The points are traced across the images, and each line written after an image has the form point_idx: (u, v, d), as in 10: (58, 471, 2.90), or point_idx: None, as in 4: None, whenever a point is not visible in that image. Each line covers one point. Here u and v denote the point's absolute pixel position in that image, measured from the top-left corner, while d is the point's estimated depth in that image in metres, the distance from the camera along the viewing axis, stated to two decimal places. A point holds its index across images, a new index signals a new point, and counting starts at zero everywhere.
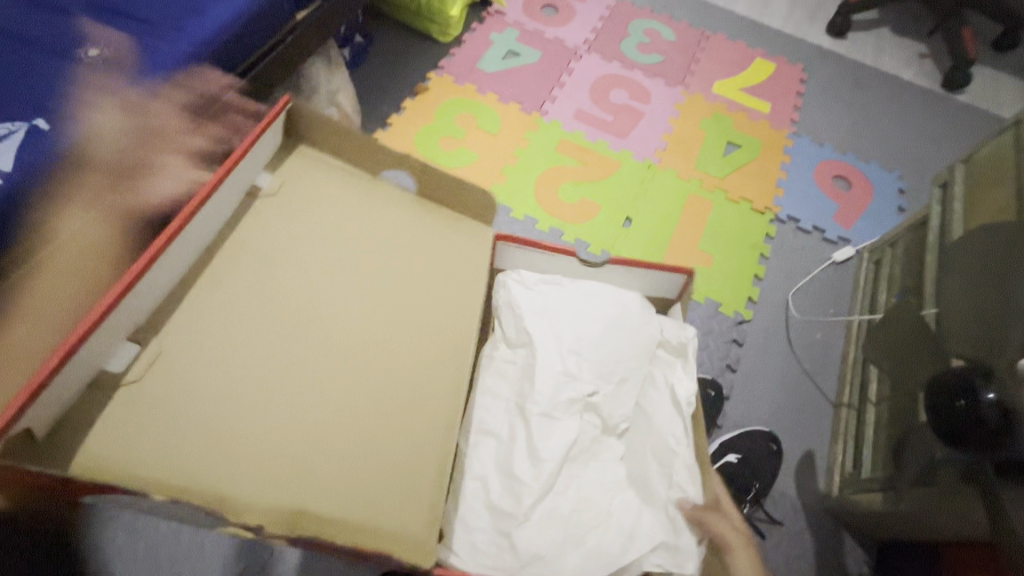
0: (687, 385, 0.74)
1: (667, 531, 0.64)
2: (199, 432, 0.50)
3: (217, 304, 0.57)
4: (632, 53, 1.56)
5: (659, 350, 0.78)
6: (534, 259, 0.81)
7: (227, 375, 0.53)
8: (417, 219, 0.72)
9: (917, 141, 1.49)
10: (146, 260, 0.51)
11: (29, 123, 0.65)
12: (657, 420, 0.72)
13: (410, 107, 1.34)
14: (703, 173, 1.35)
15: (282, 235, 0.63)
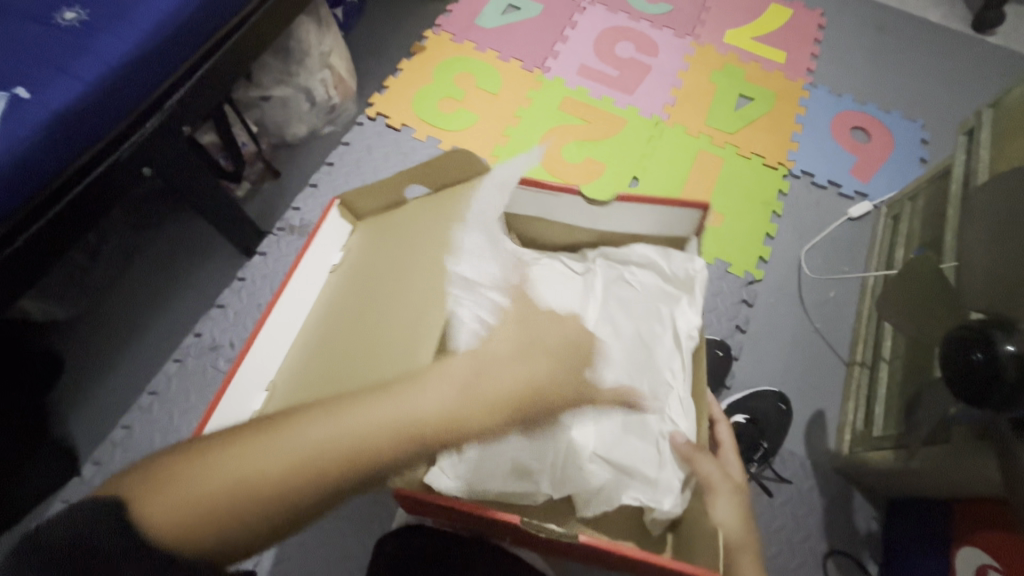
0: (690, 319, 0.74)
1: (651, 464, 0.66)
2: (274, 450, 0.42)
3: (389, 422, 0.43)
4: (639, 3, 1.48)
5: (668, 287, 0.78)
6: (544, 202, 0.77)
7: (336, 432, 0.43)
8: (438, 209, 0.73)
9: (943, 88, 1.41)
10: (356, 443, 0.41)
11: (10, 92, 0.63)
12: (656, 354, 0.74)
13: (407, 69, 1.29)
14: (713, 128, 1.30)
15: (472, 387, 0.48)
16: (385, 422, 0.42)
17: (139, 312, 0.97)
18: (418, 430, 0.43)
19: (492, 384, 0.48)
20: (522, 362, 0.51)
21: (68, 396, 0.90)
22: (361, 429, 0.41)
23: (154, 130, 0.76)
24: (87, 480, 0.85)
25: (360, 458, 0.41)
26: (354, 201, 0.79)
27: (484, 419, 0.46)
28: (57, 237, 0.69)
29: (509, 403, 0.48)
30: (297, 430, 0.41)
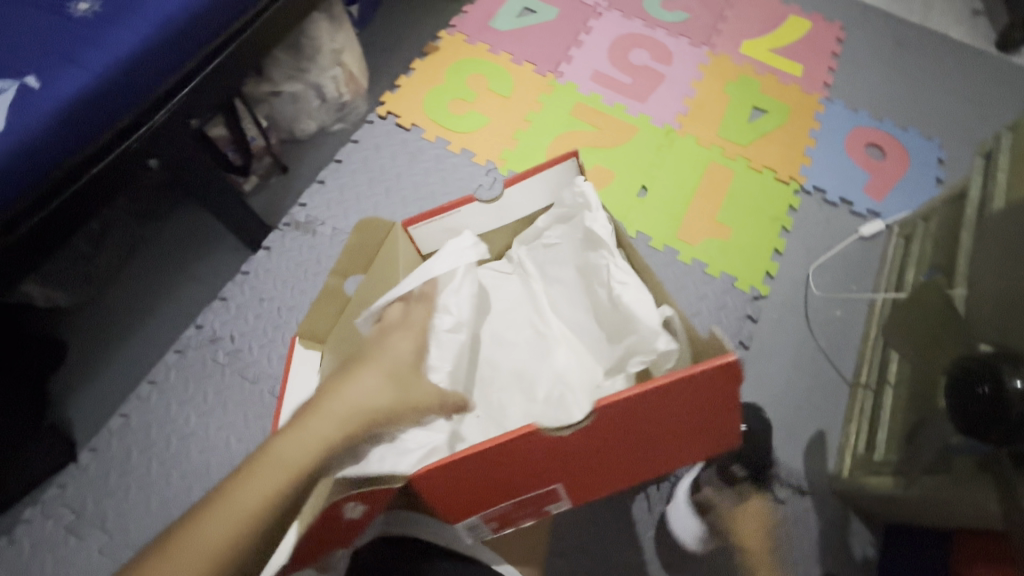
0: (597, 221, 0.65)
1: (631, 331, 0.62)
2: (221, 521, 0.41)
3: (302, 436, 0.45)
4: (656, 10, 1.46)
5: (560, 213, 0.70)
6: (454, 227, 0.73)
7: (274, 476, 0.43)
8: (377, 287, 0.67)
9: (962, 107, 1.38)
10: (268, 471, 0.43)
11: (20, 80, 0.64)
12: (587, 263, 0.68)
13: (420, 69, 1.29)
14: (725, 140, 1.28)
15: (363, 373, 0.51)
16: (242, 507, 0.41)
17: (142, 302, 0.98)
18: (283, 486, 0.43)
19: (334, 414, 0.47)
20: (354, 373, 0.50)
21: (71, 382, 0.92)
22: (236, 511, 0.41)
23: (162, 123, 0.76)
24: (83, 467, 0.86)
25: (242, 532, 0.41)
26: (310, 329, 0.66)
27: (329, 444, 0.46)
28: (60, 228, 0.70)
29: (348, 418, 0.47)
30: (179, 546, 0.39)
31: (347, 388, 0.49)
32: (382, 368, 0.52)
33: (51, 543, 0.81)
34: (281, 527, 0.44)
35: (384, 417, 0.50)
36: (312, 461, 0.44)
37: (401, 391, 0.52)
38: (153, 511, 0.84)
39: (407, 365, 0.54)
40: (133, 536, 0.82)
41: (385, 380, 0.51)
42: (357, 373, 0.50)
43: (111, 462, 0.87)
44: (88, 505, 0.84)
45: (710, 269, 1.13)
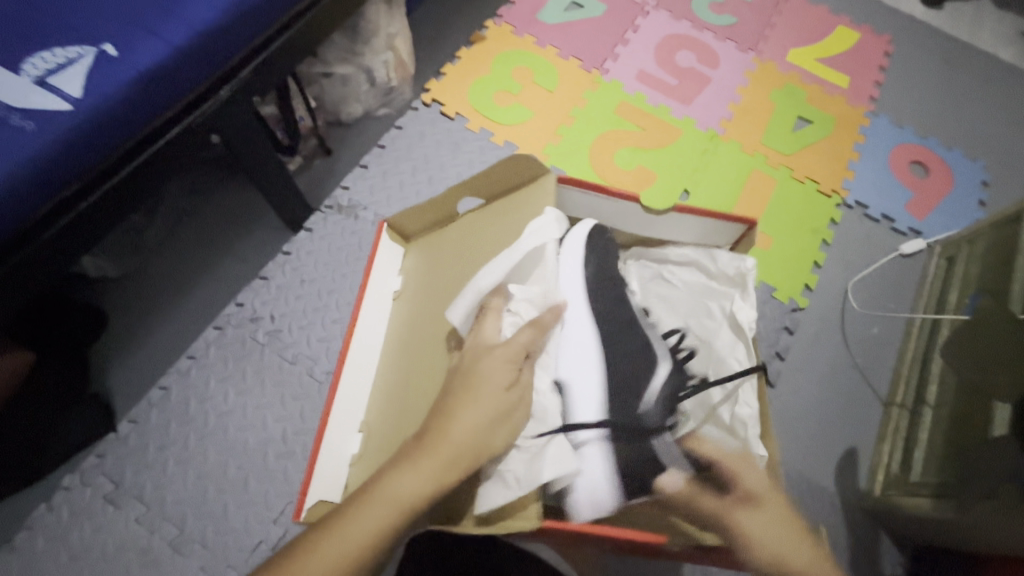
0: (748, 313, 0.70)
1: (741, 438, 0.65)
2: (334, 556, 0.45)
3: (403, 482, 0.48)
4: (704, 12, 1.45)
5: (715, 282, 0.73)
6: (591, 201, 0.77)
7: (379, 517, 0.47)
8: (482, 228, 0.72)
9: (1007, 129, 1.37)
10: (371, 510, 0.47)
11: (97, 48, 0.63)
12: (715, 346, 0.70)
13: (466, 58, 1.28)
14: (768, 148, 1.27)
15: (458, 406, 0.52)
16: (353, 542, 0.46)
17: (188, 274, 0.98)
18: (399, 521, 0.47)
19: (446, 454, 0.49)
20: (461, 409, 0.52)
21: (110, 352, 0.92)
22: (360, 539, 0.46)
23: (227, 99, 0.76)
24: (122, 437, 0.87)
25: (364, 558, 0.46)
26: (403, 228, 0.82)
27: (442, 484, 0.48)
28: (126, 198, 0.70)
29: (459, 461, 0.49)
30: (313, 564, 0.45)
31: (456, 426, 0.51)
32: (488, 406, 0.52)
33: (89, 511, 0.82)
34: (398, 545, 0.49)
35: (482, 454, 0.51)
36: (425, 499, 0.48)
37: (505, 428, 0.53)
38: (192, 486, 0.84)
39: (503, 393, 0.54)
40: (170, 510, 0.83)
41: (492, 418, 0.52)
42: (464, 408, 0.52)
43: (150, 435, 0.87)
44: (126, 476, 0.84)
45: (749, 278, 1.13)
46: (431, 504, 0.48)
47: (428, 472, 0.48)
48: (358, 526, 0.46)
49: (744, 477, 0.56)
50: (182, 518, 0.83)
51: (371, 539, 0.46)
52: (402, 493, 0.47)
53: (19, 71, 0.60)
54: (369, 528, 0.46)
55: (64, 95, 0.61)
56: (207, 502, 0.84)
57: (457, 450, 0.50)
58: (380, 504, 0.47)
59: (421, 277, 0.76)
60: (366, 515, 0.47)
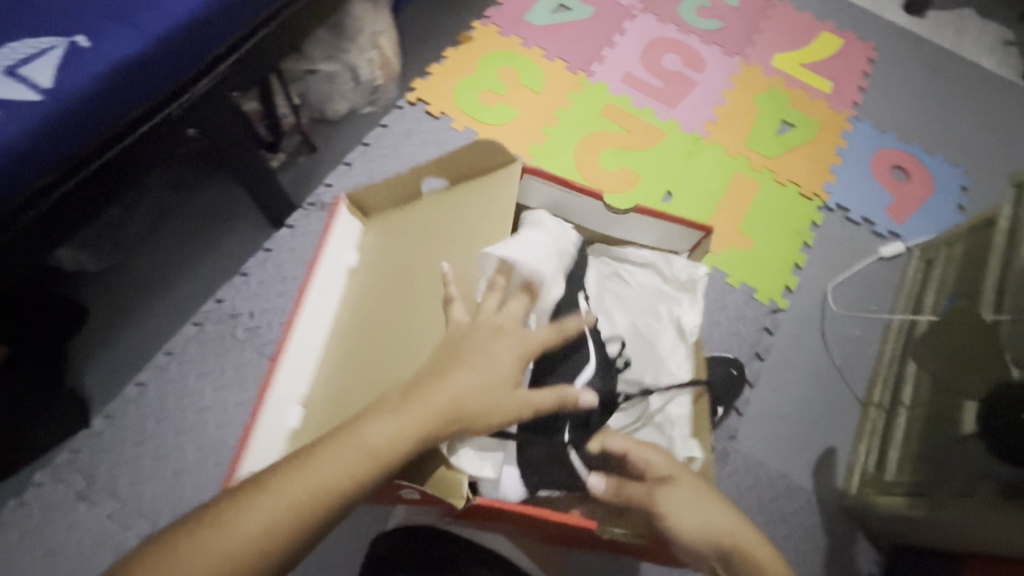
0: (691, 318, 0.76)
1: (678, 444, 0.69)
2: (301, 490, 0.45)
3: (383, 429, 0.47)
4: (690, 17, 1.46)
5: (665, 287, 0.79)
6: (555, 196, 0.79)
7: (353, 460, 0.46)
8: (445, 209, 0.71)
9: (988, 136, 1.39)
10: (347, 450, 0.46)
11: (70, 39, 0.63)
12: (658, 345, 0.75)
13: (452, 58, 1.28)
14: (752, 151, 1.28)
15: (453, 367, 0.51)
16: (323, 478, 0.45)
17: (168, 269, 0.97)
18: (371, 465, 0.46)
19: (427, 408, 0.48)
20: (454, 368, 0.51)
21: (86, 347, 0.91)
22: (326, 474, 0.45)
23: (204, 93, 0.75)
24: (97, 434, 0.86)
25: (330, 496, 0.45)
26: (363, 202, 0.78)
27: (417, 437, 0.48)
28: (100, 190, 0.69)
29: (438, 417, 0.48)
30: (276, 487, 0.45)
31: (443, 382, 0.50)
32: (485, 372, 0.51)
33: (60, 508, 0.81)
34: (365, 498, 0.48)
35: (470, 418, 0.50)
36: (403, 450, 0.47)
37: (495, 403, 0.51)
38: (167, 483, 0.84)
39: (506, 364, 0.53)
40: (144, 507, 0.82)
41: (483, 387, 0.51)
42: (456, 367, 0.51)
43: (126, 431, 0.86)
44: (100, 472, 0.84)
45: (730, 279, 1.13)
46: (404, 458, 0.47)
47: (410, 425, 0.48)
48: (329, 464, 0.46)
49: (640, 456, 0.58)
50: (157, 514, 0.82)
51: (342, 481, 0.45)
52: (380, 440, 0.47)
53: None
54: (341, 469, 0.45)
55: (34, 85, 0.60)
56: (181, 498, 0.83)
57: (443, 409, 0.49)
58: (354, 445, 0.46)
59: (382, 253, 0.73)
60: (340, 455, 0.46)
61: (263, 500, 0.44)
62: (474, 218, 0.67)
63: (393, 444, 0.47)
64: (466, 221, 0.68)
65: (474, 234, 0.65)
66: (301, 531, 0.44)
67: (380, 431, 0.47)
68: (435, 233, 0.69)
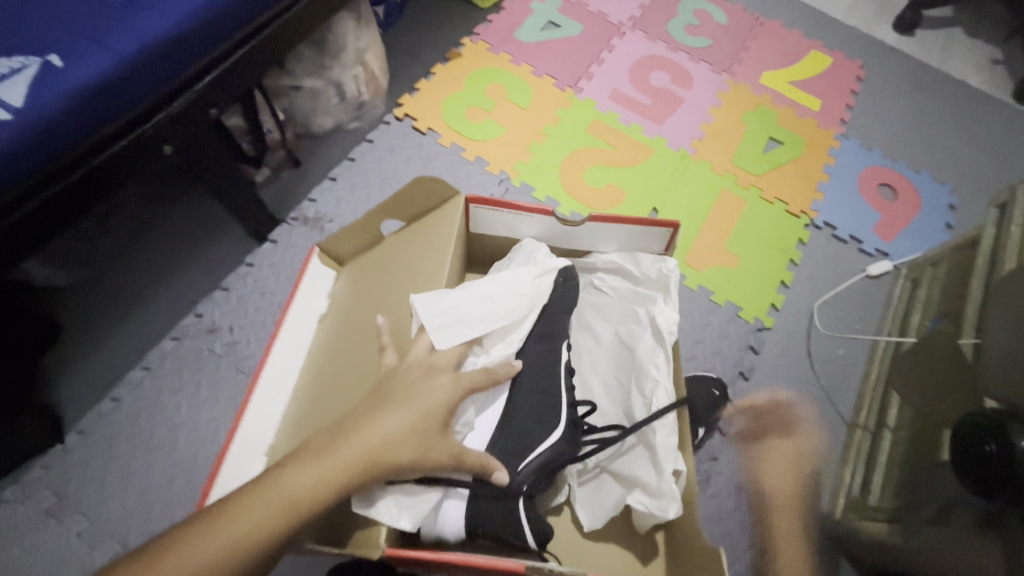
0: (668, 317, 0.75)
1: (649, 471, 0.67)
2: (213, 539, 0.44)
3: (300, 473, 0.47)
4: (679, 34, 1.47)
5: (641, 289, 0.79)
6: (509, 220, 0.79)
7: (268, 507, 0.45)
8: (391, 257, 0.74)
9: (976, 155, 1.39)
10: (262, 496, 0.46)
11: (42, 58, 0.63)
12: (639, 352, 0.74)
13: (440, 74, 1.29)
14: (739, 168, 1.28)
15: (377, 411, 0.52)
16: (237, 526, 0.44)
17: (146, 283, 0.97)
18: (288, 511, 0.45)
19: (352, 454, 0.48)
20: (382, 412, 0.51)
21: (62, 361, 0.90)
22: (240, 528, 0.44)
23: (180, 111, 0.76)
24: (68, 450, 0.85)
25: (242, 547, 0.44)
26: (333, 253, 0.79)
27: (340, 484, 0.47)
28: (71, 207, 0.69)
29: (363, 462, 0.48)
30: (187, 544, 0.43)
31: (371, 427, 0.50)
32: (411, 413, 0.52)
33: (27, 526, 0.80)
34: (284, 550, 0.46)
35: (392, 464, 0.50)
36: (321, 495, 0.46)
37: (421, 446, 0.51)
38: (137, 501, 0.83)
39: (437, 409, 0.54)
40: (111, 526, 0.81)
41: (414, 427, 0.52)
42: (384, 411, 0.51)
43: (98, 448, 0.85)
44: (69, 489, 0.82)
45: (715, 296, 1.13)
46: (326, 505, 0.47)
47: (326, 470, 0.47)
48: (243, 512, 0.45)
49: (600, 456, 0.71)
50: (125, 533, 0.81)
51: (254, 530, 0.44)
52: (296, 486, 0.46)
53: None
54: (254, 517, 0.45)
55: (4, 105, 0.60)
56: (151, 518, 0.82)
57: (363, 453, 0.49)
58: (272, 489, 0.46)
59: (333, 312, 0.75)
60: (256, 500, 0.45)
61: (174, 550, 0.43)
62: (415, 261, 0.70)
63: (310, 489, 0.46)
64: (416, 263, 0.70)
65: (421, 275, 0.68)
66: None
67: (296, 475, 0.47)
68: (384, 284, 0.71)
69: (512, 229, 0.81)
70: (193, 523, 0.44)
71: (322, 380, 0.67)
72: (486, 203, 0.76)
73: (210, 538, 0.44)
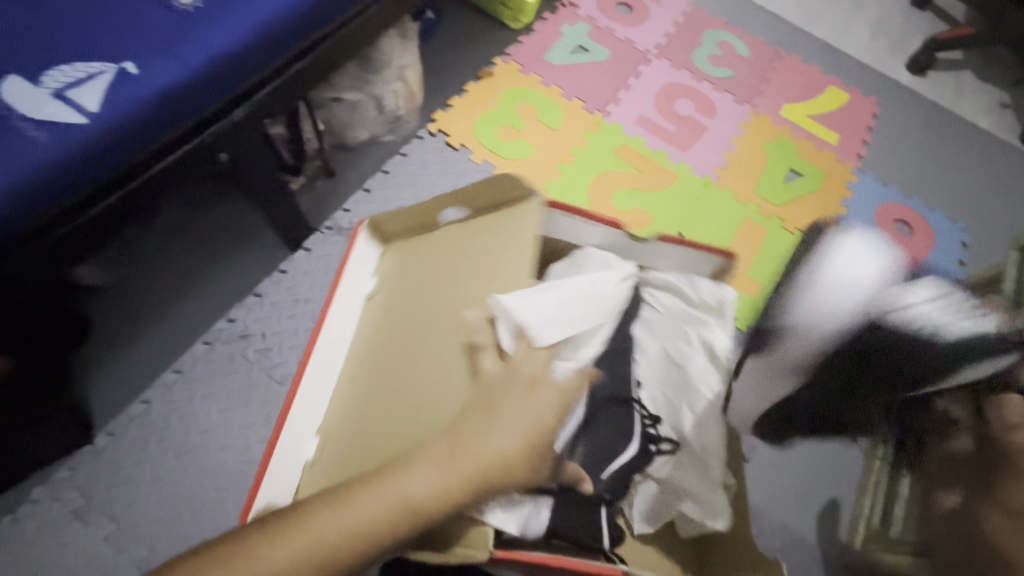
0: (722, 342, 0.75)
1: (703, 484, 0.68)
2: (327, 532, 0.42)
3: (417, 474, 0.44)
4: (703, 64, 1.51)
5: (693, 309, 0.78)
6: (578, 227, 0.80)
7: (384, 508, 0.43)
8: (470, 239, 0.70)
9: (986, 195, 1.43)
10: (377, 491, 0.43)
11: (118, 65, 0.65)
12: (690, 371, 0.75)
13: (472, 91, 1.32)
14: (760, 197, 1.31)
15: (497, 415, 0.48)
16: (351, 522, 0.42)
17: (181, 286, 0.97)
18: (403, 513, 0.43)
19: (469, 467, 0.45)
20: (502, 417, 0.48)
21: (94, 362, 0.90)
22: (360, 520, 0.42)
23: (238, 121, 0.77)
24: (98, 451, 0.84)
25: (356, 544, 0.42)
26: (383, 226, 0.79)
27: (460, 490, 0.44)
28: (130, 210, 0.70)
29: (486, 470, 0.45)
30: (309, 524, 0.42)
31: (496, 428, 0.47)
32: (533, 420, 0.49)
33: (56, 527, 0.79)
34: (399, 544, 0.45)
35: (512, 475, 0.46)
36: (437, 500, 0.44)
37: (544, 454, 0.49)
38: (168, 506, 0.82)
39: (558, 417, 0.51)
40: (141, 530, 0.80)
41: (536, 432, 0.48)
42: (509, 413, 0.48)
43: (127, 450, 0.85)
44: (98, 491, 0.82)
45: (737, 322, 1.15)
46: (441, 512, 0.44)
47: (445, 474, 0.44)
48: (357, 508, 0.43)
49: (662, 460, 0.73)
50: (155, 539, 0.80)
51: (369, 529, 0.42)
52: (413, 487, 0.43)
53: (38, 84, 0.61)
54: (367, 516, 0.42)
55: (80, 109, 0.62)
56: (182, 523, 0.81)
57: (483, 459, 0.45)
58: (386, 486, 0.43)
59: (398, 284, 0.72)
60: (369, 497, 0.43)
61: (286, 537, 0.42)
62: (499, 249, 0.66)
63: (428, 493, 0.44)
64: (493, 259, 0.66)
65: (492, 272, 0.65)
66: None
67: (412, 475, 0.44)
68: (461, 268, 0.67)
69: (578, 238, 0.82)
70: (303, 511, 0.43)
71: (395, 359, 0.63)
72: (565, 209, 0.77)
73: (324, 532, 0.42)
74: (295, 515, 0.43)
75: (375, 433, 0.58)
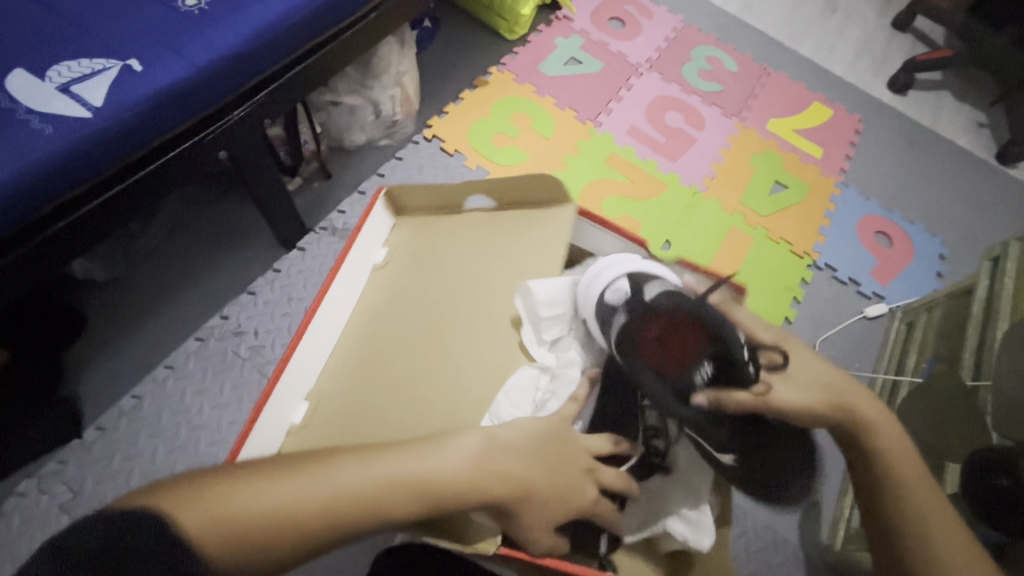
0: None
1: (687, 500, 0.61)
2: (356, 484, 0.40)
3: (451, 461, 0.45)
4: (693, 78, 1.55)
5: None
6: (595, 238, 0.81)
7: (415, 479, 0.42)
8: (500, 233, 0.74)
9: (963, 209, 1.48)
10: (412, 460, 0.43)
11: (124, 62, 0.67)
12: None
13: (467, 99, 1.35)
14: (747, 208, 1.35)
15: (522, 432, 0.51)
16: (379, 479, 0.41)
17: (175, 283, 0.98)
18: (431, 493, 0.43)
19: (501, 469, 0.47)
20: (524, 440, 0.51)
21: (86, 357, 0.90)
22: (390, 478, 0.41)
23: (238, 120, 0.79)
24: (87, 445, 0.84)
25: (377, 508, 0.40)
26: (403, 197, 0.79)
27: (487, 487, 0.46)
28: (130, 203, 0.71)
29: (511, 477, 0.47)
30: (330, 470, 0.40)
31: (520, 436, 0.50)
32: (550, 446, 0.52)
33: (43, 521, 0.79)
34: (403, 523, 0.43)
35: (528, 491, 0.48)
36: (464, 490, 0.44)
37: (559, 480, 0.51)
38: None
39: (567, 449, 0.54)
40: None
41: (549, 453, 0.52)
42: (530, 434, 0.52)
43: (116, 445, 0.85)
44: (86, 486, 0.82)
45: None
46: (457, 503, 0.44)
47: (479, 467, 0.46)
48: (388, 470, 0.42)
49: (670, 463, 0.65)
50: None
51: (389, 494, 0.41)
52: (447, 468, 0.44)
53: (45, 77, 0.63)
54: (394, 480, 0.41)
55: (85, 103, 0.63)
56: None
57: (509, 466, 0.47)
58: (420, 459, 0.43)
59: (412, 261, 0.74)
60: (400, 462, 0.43)
61: (315, 476, 0.39)
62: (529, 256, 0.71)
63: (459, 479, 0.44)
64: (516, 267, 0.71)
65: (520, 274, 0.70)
66: (334, 530, 0.38)
67: (448, 460, 0.44)
68: (488, 265, 0.71)
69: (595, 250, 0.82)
70: (332, 458, 0.41)
71: (405, 337, 0.66)
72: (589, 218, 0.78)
73: (354, 484, 0.40)
74: (322, 458, 0.41)
75: (383, 414, 0.60)
